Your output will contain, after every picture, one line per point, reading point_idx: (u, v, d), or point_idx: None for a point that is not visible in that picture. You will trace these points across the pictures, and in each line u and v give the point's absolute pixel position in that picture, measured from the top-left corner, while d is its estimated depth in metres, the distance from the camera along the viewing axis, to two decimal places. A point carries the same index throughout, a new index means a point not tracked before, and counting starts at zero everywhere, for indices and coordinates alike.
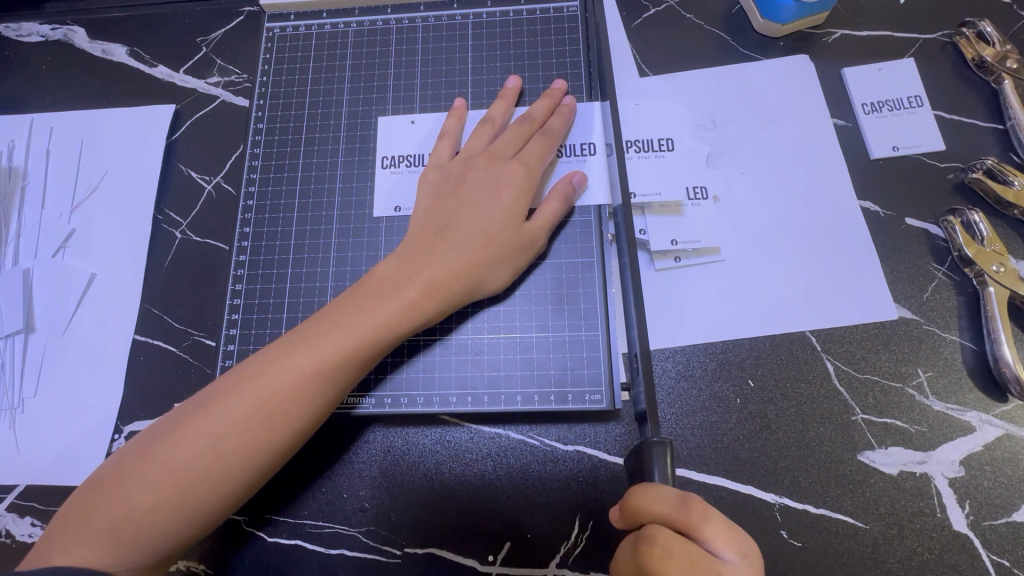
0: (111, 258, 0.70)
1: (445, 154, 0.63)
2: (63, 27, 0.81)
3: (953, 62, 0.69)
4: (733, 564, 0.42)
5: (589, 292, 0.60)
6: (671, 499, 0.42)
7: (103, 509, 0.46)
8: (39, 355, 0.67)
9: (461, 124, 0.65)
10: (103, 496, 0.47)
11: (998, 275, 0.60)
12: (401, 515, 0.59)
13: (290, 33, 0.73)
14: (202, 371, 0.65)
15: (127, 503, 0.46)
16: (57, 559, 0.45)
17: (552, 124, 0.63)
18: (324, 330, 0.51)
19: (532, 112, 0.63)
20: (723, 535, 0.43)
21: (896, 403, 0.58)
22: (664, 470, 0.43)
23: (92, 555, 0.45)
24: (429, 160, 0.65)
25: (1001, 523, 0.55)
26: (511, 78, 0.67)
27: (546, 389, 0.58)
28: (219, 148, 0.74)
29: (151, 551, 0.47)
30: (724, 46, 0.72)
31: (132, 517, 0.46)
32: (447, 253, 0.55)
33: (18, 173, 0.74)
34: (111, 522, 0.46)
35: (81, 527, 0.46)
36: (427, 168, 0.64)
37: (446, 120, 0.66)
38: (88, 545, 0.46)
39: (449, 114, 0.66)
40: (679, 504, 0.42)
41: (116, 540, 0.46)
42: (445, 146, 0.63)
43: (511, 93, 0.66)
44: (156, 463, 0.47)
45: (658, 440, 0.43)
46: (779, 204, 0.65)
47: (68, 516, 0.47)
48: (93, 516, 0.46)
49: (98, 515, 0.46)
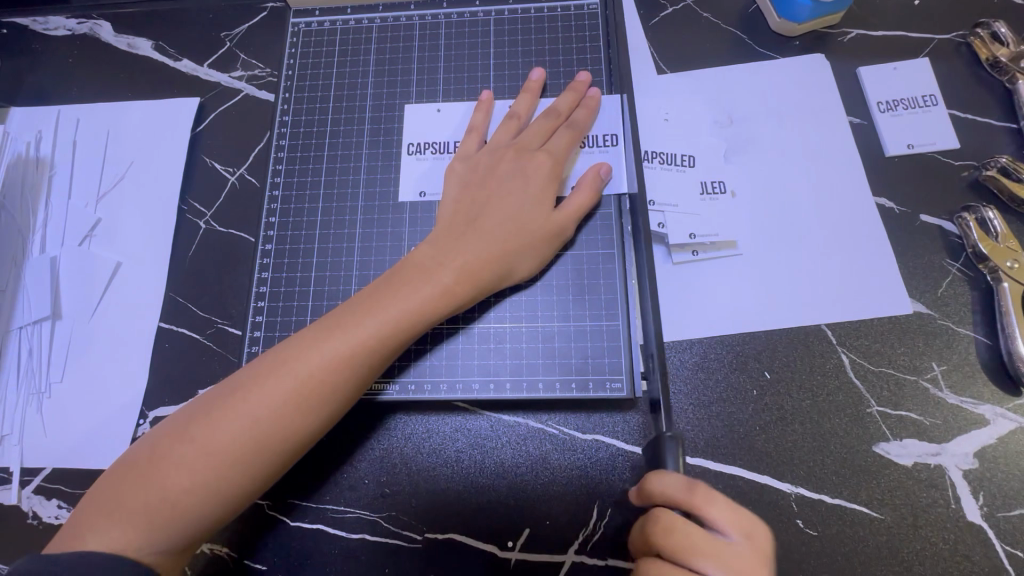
0: (137, 247, 0.71)
1: (472, 146, 0.64)
2: (90, 21, 0.82)
3: (967, 62, 0.70)
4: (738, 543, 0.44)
5: (608, 284, 0.61)
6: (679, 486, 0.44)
7: (138, 490, 0.48)
8: (66, 341, 0.68)
9: (488, 117, 0.66)
10: (138, 477, 0.48)
11: (1012, 270, 0.61)
12: (421, 501, 0.60)
13: (315, 28, 0.74)
14: (226, 358, 0.66)
15: (164, 485, 0.48)
16: (91, 541, 0.46)
17: (576, 117, 0.64)
18: (357, 316, 0.52)
19: (556, 104, 0.65)
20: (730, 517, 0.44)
21: (911, 396, 0.59)
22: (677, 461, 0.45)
23: (128, 535, 0.46)
24: (456, 150, 0.66)
25: (1015, 515, 0.55)
26: (534, 73, 0.68)
27: (567, 377, 0.59)
28: (244, 140, 0.75)
29: (185, 532, 0.48)
30: (741, 45, 0.73)
31: (167, 498, 0.47)
32: (476, 242, 0.57)
33: (45, 163, 0.75)
34: (147, 503, 0.47)
35: (117, 508, 0.47)
36: (453, 159, 0.65)
37: (473, 114, 0.67)
38: (125, 525, 0.47)
39: (475, 107, 0.67)
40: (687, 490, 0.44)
41: (153, 520, 0.47)
42: (472, 140, 0.65)
43: (534, 87, 0.67)
44: (192, 445, 0.48)
45: (670, 437, 0.45)
46: (795, 198, 0.66)
47: (102, 497, 0.48)
48: (129, 497, 0.47)
49: (133, 495, 0.48)
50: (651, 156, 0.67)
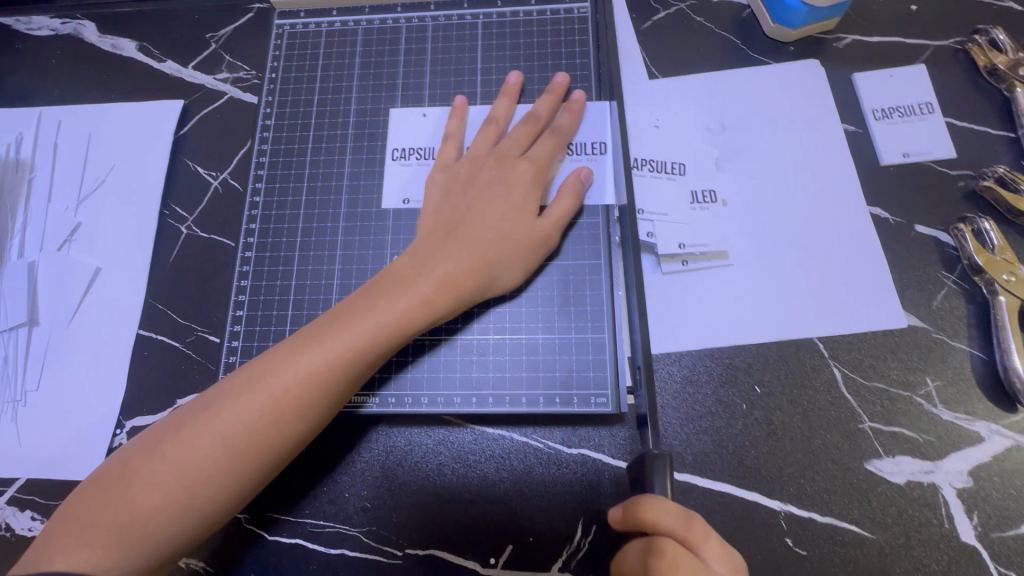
0: (117, 252, 0.70)
1: (451, 155, 0.63)
2: (73, 21, 0.81)
3: (964, 69, 0.69)
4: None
5: (595, 295, 0.60)
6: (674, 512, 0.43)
7: (107, 510, 0.46)
8: (43, 348, 0.67)
9: (464, 123, 0.65)
10: (107, 497, 0.47)
11: (1009, 284, 0.59)
12: (402, 516, 0.58)
13: (301, 30, 0.73)
14: (205, 367, 0.65)
15: (134, 504, 0.46)
16: (58, 563, 0.45)
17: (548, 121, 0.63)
18: (335, 328, 0.51)
19: (536, 110, 0.63)
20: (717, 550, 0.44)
21: (904, 412, 0.58)
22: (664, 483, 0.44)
23: (97, 558, 0.45)
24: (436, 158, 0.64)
25: (1010, 535, 0.54)
26: (511, 76, 0.67)
27: (551, 391, 0.58)
28: (227, 144, 0.74)
29: (158, 552, 0.47)
30: (734, 50, 0.71)
31: (137, 518, 0.46)
32: (459, 252, 0.55)
33: (25, 166, 0.74)
34: (116, 524, 0.46)
35: (84, 529, 0.46)
36: (432, 168, 0.64)
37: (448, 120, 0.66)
38: (92, 547, 0.45)
39: (451, 113, 0.66)
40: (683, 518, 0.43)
41: (123, 542, 0.45)
42: (450, 147, 0.64)
43: (512, 91, 0.66)
44: (164, 463, 0.47)
45: (659, 454, 0.43)
46: (788, 208, 0.65)
47: (70, 518, 0.47)
48: (98, 517, 0.46)
49: (102, 515, 0.46)
50: (641, 163, 0.66)
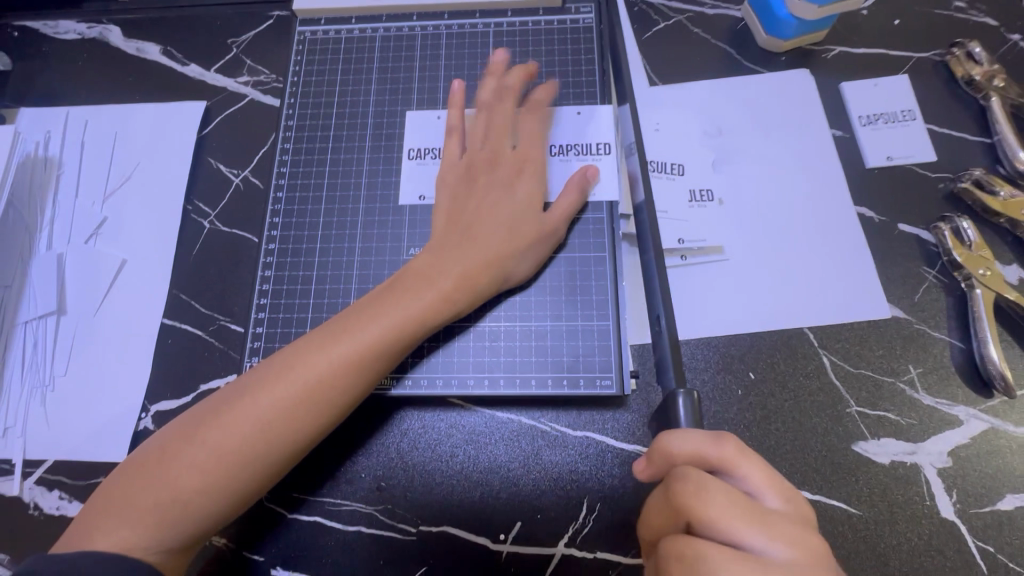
0: (142, 245, 0.73)
1: (454, 152, 0.66)
2: (100, 26, 0.84)
3: (944, 79, 0.74)
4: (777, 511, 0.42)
5: (600, 286, 0.64)
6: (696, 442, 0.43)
7: (149, 490, 0.49)
8: (70, 336, 0.70)
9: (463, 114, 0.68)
10: (149, 477, 0.50)
11: (984, 278, 0.63)
12: (416, 496, 0.61)
13: (321, 37, 0.77)
14: (228, 354, 0.68)
15: (174, 484, 0.49)
16: (102, 539, 0.48)
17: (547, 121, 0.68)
18: (362, 320, 0.54)
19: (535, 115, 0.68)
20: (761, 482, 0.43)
21: (888, 397, 0.62)
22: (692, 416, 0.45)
23: (141, 533, 0.48)
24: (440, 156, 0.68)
25: (986, 511, 0.58)
26: (514, 69, 0.69)
27: (559, 375, 0.61)
28: (248, 143, 0.77)
29: (196, 528, 0.50)
30: (730, 59, 0.76)
31: (178, 498, 0.49)
32: (476, 249, 0.59)
33: (53, 163, 0.77)
34: (157, 502, 0.49)
35: (128, 507, 0.49)
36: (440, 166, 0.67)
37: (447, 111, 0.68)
38: (137, 523, 0.48)
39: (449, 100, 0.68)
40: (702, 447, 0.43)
41: (164, 518, 0.49)
42: (453, 143, 0.67)
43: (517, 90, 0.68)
44: (201, 446, 0.50)
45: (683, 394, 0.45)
46: (780, 206, 0.69)
47: (113, 496, 0.50)
48: (140, 495, 0.49)
49: (145, 495, 0.49)
50: None
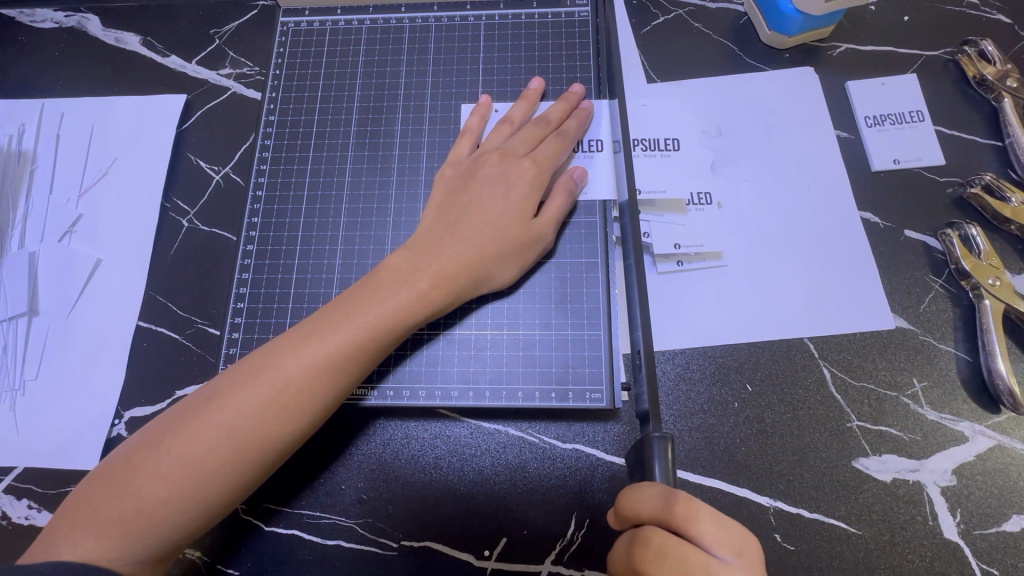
0: (118, 244, 0.70)
1: (464, 149, 0.64)
2: (77, 14, 0.81)
3: (954, 78, 0.71)
4: (731, 564, 0.43)
5: (592, 293, 0.61)
6: (655, 498, 0.43)
7: (112, 501, 0.47)
8: (42, 339, 0.67)
9: (484, 120, 0.66)
10: (112, 488, 0.47)
11: (993, 288, 0.61)
12: (398, 509, 0.59)
13: (305, 28, 0.74)
14: (205, 359, 0.65)
15: (139, 495, 0.47)
16: (64, 552, 0.45)
17: (557, 117, 0.64)
18: (335, 322, 0.52)
19: (547, 114, 0.64)
20: (716, 533, 0.44)
21: (891, 412, 0.59)
22: (664, 468, 0.43)
23: (103, 547, 0.46)
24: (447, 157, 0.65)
25: (992, 533, 0.55)
26: (533, 82, 0.67)
27: (547, 386, 0.59)
28: (230, 139, 0.74)
29: (164, 542, 0.47)
30: (731, 56, 0.73)
31: (143, 509, 0.47)
32: (457, 249, 0.56)
33: (27, 157, 0.74)
34: (122, 514, 0.47)
35: (91, 518, 0.47)
36: (443, 164, 0.64)
37: (469, 117, 0.67)
38: (99, 536, 0.46)
39: (474, 109, 0.67)
40: (662, 504, 0.43)
41: (128, 531, 0.46)
42: (465, 143, 0.64)
43: (532, 96, 0.66)
44: (168, 456, 0.48)
45: (659, 436, 0.43)
46: (781, 210, 0.66)
47: (76, 508, 0.48)
48: (104, 508, 0.47)
49: (108, 506, 0.47)
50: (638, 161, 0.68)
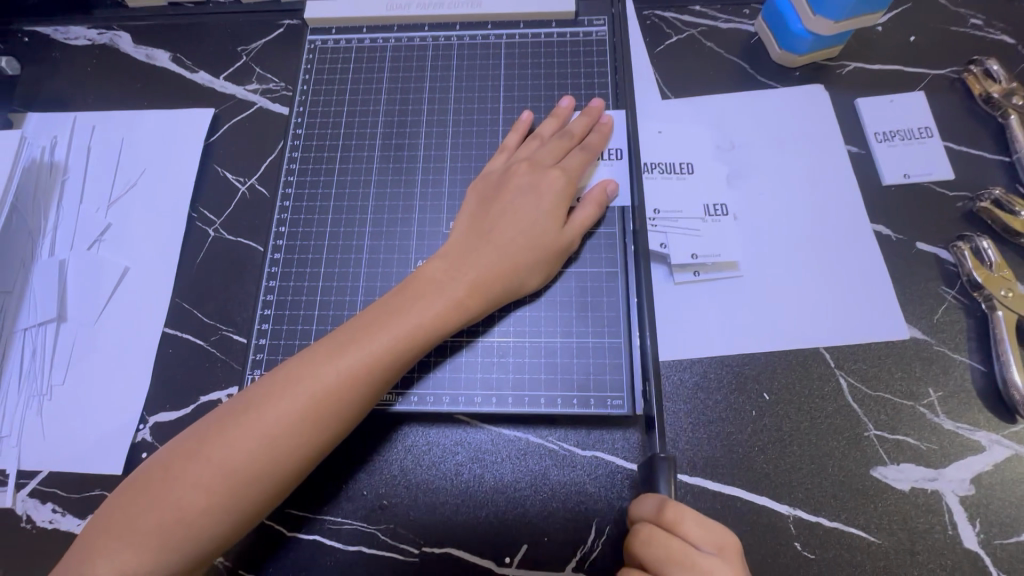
0: (145, 252, 0.72)
1: (499, 163, 0.66)
2: (110, 32, 0.84)
3: (961, 96, 0.73)
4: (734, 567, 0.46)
5: (612, 302, 0.62)
6: (651, 503, 0.48)
7: (150, 511, 0.48)
8: (69, 344, 0.68)
9: (523, 137, 0.68)
10: (150, 497, 0.48)
11: (1006, 299, 0.62)
12: (419, 515, 0.59)
13: (331, 46, 0.76)
14: (229, 365, 0.67)
15: (175, 505, 0.48)
16: (102, 564, 0.46)
17: (594, 150, 0.65)
18: (369, 330, 0.53)
19: (571, 127, 0.66)
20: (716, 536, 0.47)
21: (907, 421, 0.60)
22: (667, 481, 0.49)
23: (141, 558, 0.47)
24: (484, 168, 0.67)
25: (1012, 542, 0.56)
26: (563, 100, 0.69)
27: (569, 393, 0.60)
28: (256, 151, 0.76)
29: (199, 551, 0.48)
30: (743, 73, 0.75)
31: (181, 518, 0.48)
32: (490, 257, 0.57)
33: (59, 168, 0.76)
34: (160, 523, 0.47)
35: (128, 528, 0.47)
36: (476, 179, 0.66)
37: (508, 134, 0.69)
38: (138, 546, 0.47)
39: (514, 127, 0.69)
40: (656, 506, 0.48)
41: (166, 540, 0.47)
42: (501, 158, 0.66)
43: (562, 113, 0.68)
44: (204, 464, 0.48)
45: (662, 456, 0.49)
46: (794, 221, 0.68)
47: (111, 519, 0.48)
48: (142, 519, 0.47)
49: (147, 514, 0.48)
50: (653, 167, 0.70)
